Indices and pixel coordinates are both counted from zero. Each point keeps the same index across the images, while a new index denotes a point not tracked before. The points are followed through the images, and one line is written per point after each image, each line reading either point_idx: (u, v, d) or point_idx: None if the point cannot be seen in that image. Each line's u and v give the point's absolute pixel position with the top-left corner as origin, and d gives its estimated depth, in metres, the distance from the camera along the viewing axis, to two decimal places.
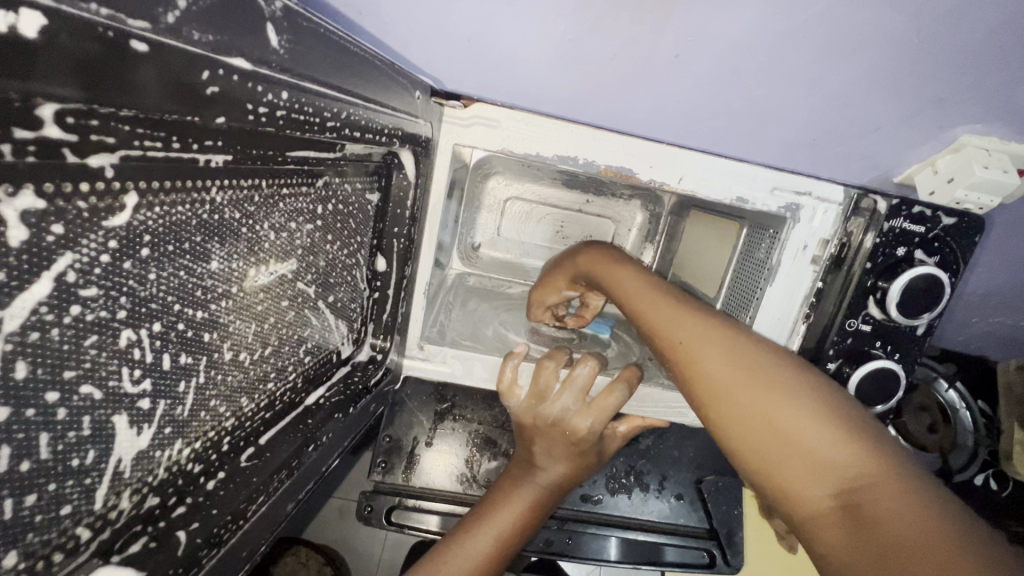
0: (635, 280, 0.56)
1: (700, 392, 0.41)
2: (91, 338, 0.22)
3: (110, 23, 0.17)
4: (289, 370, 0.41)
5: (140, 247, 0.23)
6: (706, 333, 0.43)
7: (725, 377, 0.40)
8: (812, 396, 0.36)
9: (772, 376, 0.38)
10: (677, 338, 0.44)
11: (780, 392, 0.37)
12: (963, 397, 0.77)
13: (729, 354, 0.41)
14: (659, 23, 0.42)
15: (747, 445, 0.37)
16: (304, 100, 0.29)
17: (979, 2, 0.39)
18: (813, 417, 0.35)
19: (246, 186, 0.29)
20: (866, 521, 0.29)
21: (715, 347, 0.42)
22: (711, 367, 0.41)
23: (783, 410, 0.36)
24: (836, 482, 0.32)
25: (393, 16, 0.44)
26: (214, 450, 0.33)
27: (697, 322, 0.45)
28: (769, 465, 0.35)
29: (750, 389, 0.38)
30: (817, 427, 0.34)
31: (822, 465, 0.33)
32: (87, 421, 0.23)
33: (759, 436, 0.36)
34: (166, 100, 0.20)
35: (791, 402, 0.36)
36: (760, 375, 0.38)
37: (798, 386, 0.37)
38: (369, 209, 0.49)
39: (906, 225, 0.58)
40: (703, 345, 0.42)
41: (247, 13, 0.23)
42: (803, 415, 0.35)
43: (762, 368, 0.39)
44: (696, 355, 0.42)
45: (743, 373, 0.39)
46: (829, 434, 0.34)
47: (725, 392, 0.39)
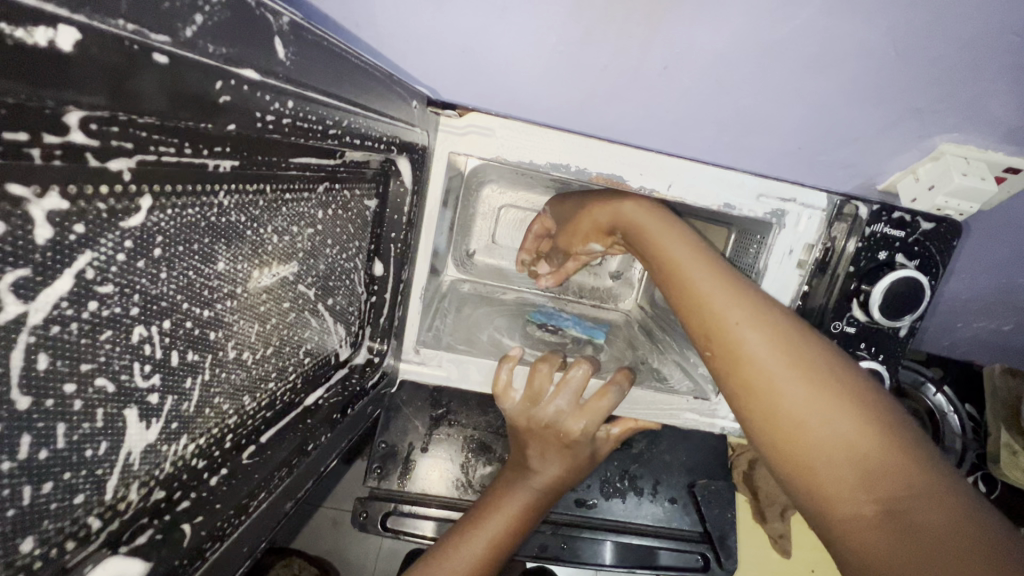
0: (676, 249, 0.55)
1: (741, 377, 0.41)
2: (105, 334, 0.23)
3: (135, 37, 0.18)
4: (289, 371, 0.42)
5: (153, 246, 0.24)
6: (756, 318, 0.42)
7: (771, 367, 0.39)
8: (861, 397, 0.36)
9: (823, 375, 0.38)
10: (724, 319, 0.44)
11: (831, 391, 0.36)
12: (951, 401, 0.81)
13: (779, 344, 0.40)
14: (647, 35, 0.44)
15: (790, 439, 0.37)
16: (307, 109, 0.30)
17: (950, 16, 0.41)
18: (862, 420, 0.34)
19: (251, 190, 0.31)
20: (910, 533, 0.29)
21: (763, 333, 0.41)
22: (758, 355, 0.40)
23: (831, 408, 0.36)
24: (881, 490, 0.31)
25: (390, 27, 0.46)
26: (217, 448, 0.34)
27: (745, 304, 0.44)
28: (808, 460, 0.35)
29: (801, 381, 0.38)
30: (866, 429, 0.34)
31: (868, 469, 0.33)
32: (99, 414, 0.24)
33: (802, 430, 0.36)
34: (182, 110, 0.21)
35: (841, 401, 0.36)
36: (809, 369, 0.38)
37: (847, 385, 0.37)
38: (367, 216, 0.50)
39: (886, 230, 0.60)
40: (751, 329, 0.42)
41: (258, 28, 0.25)
42: (852, 418, 0.35)
43: (813, 363, 0.38)
44: (744, 340, 0.41)
45: (794, 365, 0.39)
46: (876, 438, 0.33)
47: (771, 382, 0.39)
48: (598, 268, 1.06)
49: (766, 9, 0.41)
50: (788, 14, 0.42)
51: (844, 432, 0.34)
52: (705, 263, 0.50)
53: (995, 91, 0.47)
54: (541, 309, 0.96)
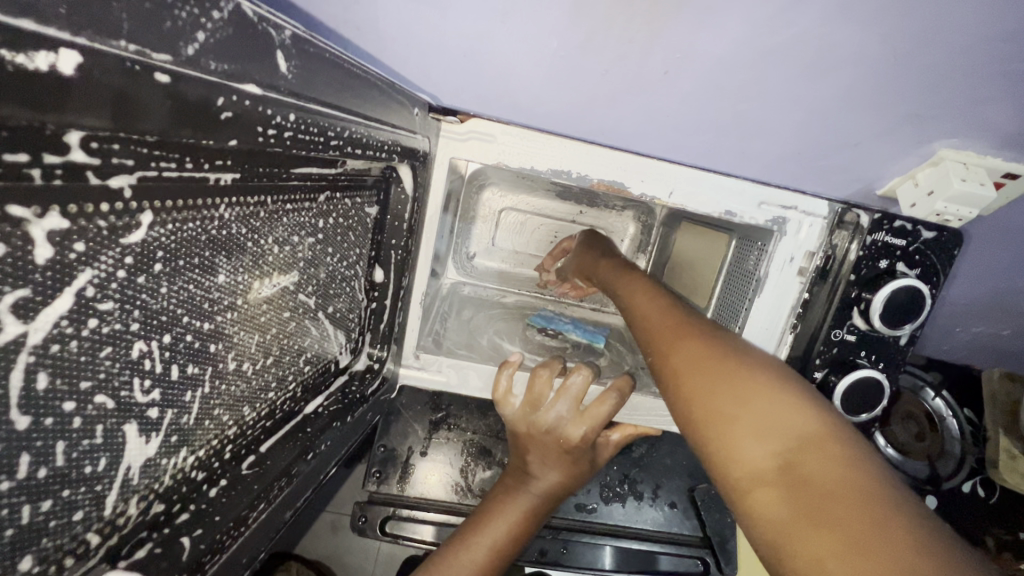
0: (638, 294, 0.57)
1: (669, 373, 0.42)
2: (105, 350, 0.23)
3: (136, 58, 0.18)
4: (289, 380, 0.42)
5: (153, 262, 0.24)
6: (691, 327, 0.45)
7: (695, 358, 0.41)
8: (775, 377, 0.37)
9: (741, 360, 0.39)
10: (665, 331, 0.46)
11: (746, 370, 0.37)
12: (950, 405, 0.79)
13: (705, 342, 0.42)
14: (648, 41, 0.44)
15: (706, 412, 0.37)
16: (309, 121, 0.30)
17: (950, 24, 0.41)
18: (771, 391, 0.35)
19: (252, 202, 0.31)
20: (806, 485, 0.29)
21: (694, 336, 0.43)
22: (686, 349, 0.42)
23: (741, 382, 0.36)
24: (783, 450, 0.31)
25: (391, 32, 0.46)
26: (217, 459, 0.34)
27: (683, 320, 0.46)
28: (716, 431, 0.35)
29: (718, 367, 0.39)
30: (775, 399, 0.34)
31: (772, 431, 0.33)
32: (99, 430, 0.23)
33: (713, 404, 0.36)
34: (183, 127, 0.21)
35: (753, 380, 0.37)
36: (730, 356, 0.39)
37: (765, 369, 0.38)
38: (368, 222, 0.50)
39: (887, 239, 0.60)
40: (684, 334, 0.44)
41: (259, 44, 0.25)
42: (763, 390, 0.35)
43: (731, 355, 0.40)
44: (677, 341, 0.44)
45: (714, 356, 0.40)
46: (779, 403, 0.34)
47: (694, 367, 0.40)
48: None
49: (763, 14, 0.41)
50: (789, 20, 0.42)
51: (755, 400, 0.35)
52: (657, 300, 0.53)
53: (994, 97, 0.47)
54: (541, 312, 0.96)
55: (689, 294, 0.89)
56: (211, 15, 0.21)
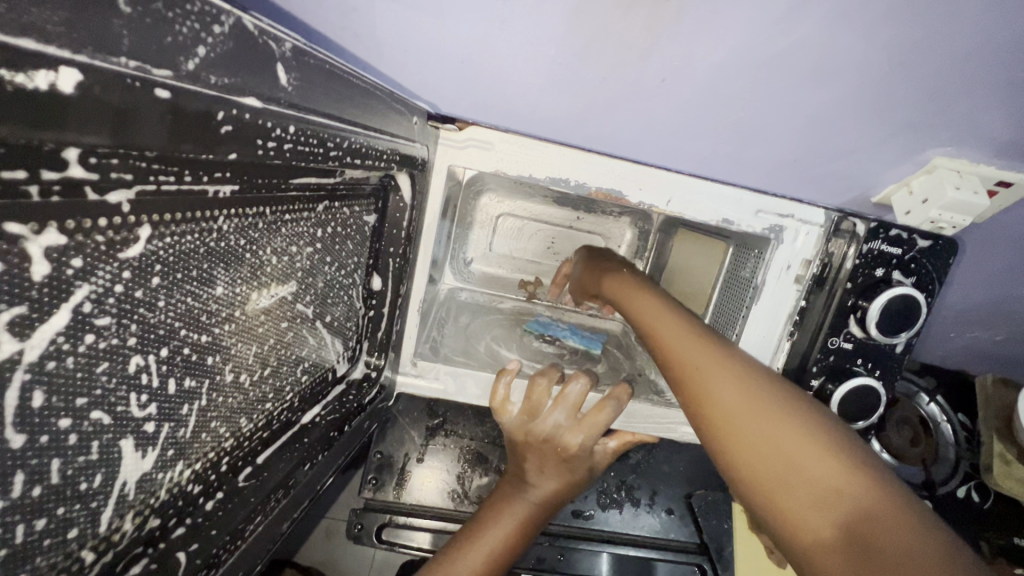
0: (651, 311, 0.56)
1: (705, 414, 0.41)
2: (102, 366, 0.22)
3: (137, 74, 0.18)
4: (286, 390, 0.41)
5: (151, 275, 0.24)
6: (717, 358, 0.43)
7: (731, 404, 0.39)
8: (817, 423, 0.35)
9: (778, 405, 0.37)
10: (689, 363, 0.45)
11: (786, 419, 0.36)
12: (944, 410, 0.79)
13: (736, 378, 0.41)
14: (646, 50, 0.44)
15: (755, 472, 0.35)
16: (309, 132, 0.30)
17: (944, 35, 0.42)
18: (815, 443, 0.33)
19: (251, 213, 0.30)
20: (868, 556, 0.27)
21: (722, 370, 0.42)
22: (720, 394, 0.40)
23: (785, 434, 0.35)
24: (839, 514, 0.30)
25: (389, 40, 0.46)
26: (214, 471, 0.33)
27: (706, 349, 0.45)
28: (765, 483, 0.34)
29: (756, 410, 0.38)
30: (821, 452, 0.33)
31: (825, 492, 0.31)
32: (94, 446, 0.23)
33: (758, 454, 0.35)
34: (183, 143, 0.21)
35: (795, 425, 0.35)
36: (766, 401, 0.38)
37: (804, 414, 0.36)
38: (366, 230, 0.49)
39: (883, 247, 0.60)
40: (711, 367, 0.43)
41: (260, 57, 0.25)
42: (806, 443, 0.34)
43: (766, 393, 0.39)
44: (707, 383, 0.42)
45: (750, 398, 0.39)
46: (826, 457, 0.32)
47: (732, 419, 0.38)
48: None
49: (759, 23, 0.42)
50: (785, 29, 0.42)
51: (800, 456, 0.33)
52: (672, 319, 0.52)
53: (986, 107, 0.47)
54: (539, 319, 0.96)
55: (687, 301, 0.89)
56: (211, 29, 0.21)
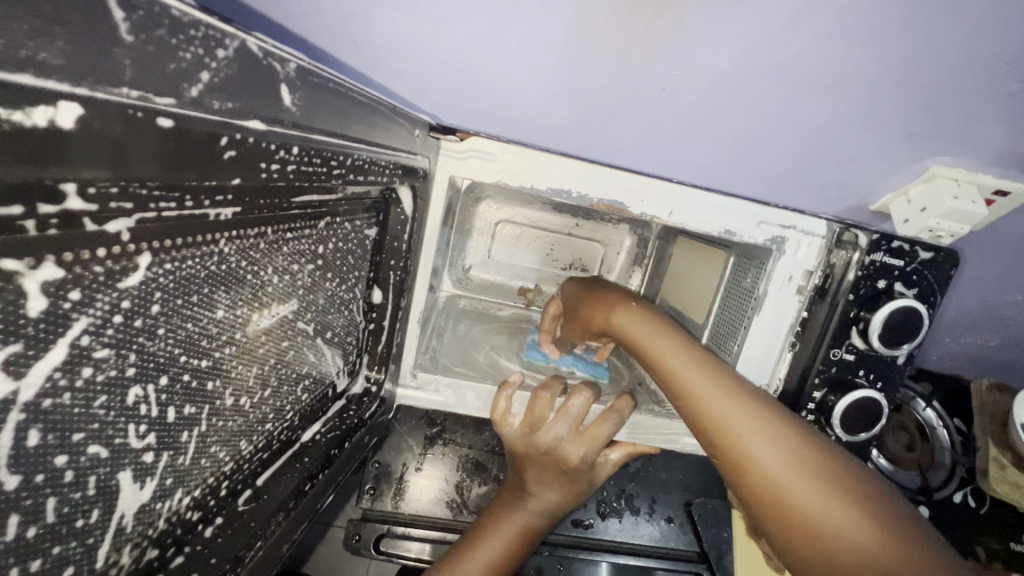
0: (655, 339, 0.53)
1: (744, 474, 0.39)
2: (100, 399, 0.22)
3: (139, 104, 0.17)
4: (286, 410, 0.40)
5: (151, 303, 0.23)
6: (750, 411, 0.42)
7: (763, 457, 0.39)
8: (847, 482, 0.37)
9: (810, 462, 0.38)
10: (710, 404, 0.43)
11: (821, 481, 0.36)
12: (940, 415, 0.79)
13: (777, 438, 0.39)
14: (647, 59, 0.44)
15: (795, 536, 0.36)
16: (314, 152, 0.29)
17: (942, 45, 0.42)
18: (856, 510, 0.35)
19: (252, 234, 0.30)
20: None
21: (760, 430, 0.40)
22: (749, 442, 0.40)
23: (823, 497, 0.36)
24: None
25: (390, 48, 0.45)
26: (213, 497, 0.32)
27: (736, 398, 0.43)
28: (827, 562, 0.34)
29: (798, 472, 0.37)
30: (865, 523, 0.34)
31: (872, 564, 0.32)
32: (91, 481, 0.22)
33: (803, 521, 0.35)
34: (186, 171, 0.20)
35: (850, 500, 0.35)
36: (798, 456, 0.38)
37: (835, 472, 0.37)
38: (367, 244, 0.49)
39: (885, 259, 0.60)
40: (746, 425, 0.41)
41: (264, 78, 0.24)
42: (847, 511, 0.35)
43: (812, 459, 0.38)
44: (734, 429, 0.41)
45: (789, 457, 0.38)
46: (865, 527, 0.34)
47: (767, 474, 0.38)
48: None
49: (763, 32, 0.41)
50: (787, 38, 0.42)
51: (843, 526, 0.34)
52: (685, 353, 0.49)
53: (984, 116, 0.48)
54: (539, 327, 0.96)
55: (686, 308, 0.88)
56: (215, 54, 0.21)
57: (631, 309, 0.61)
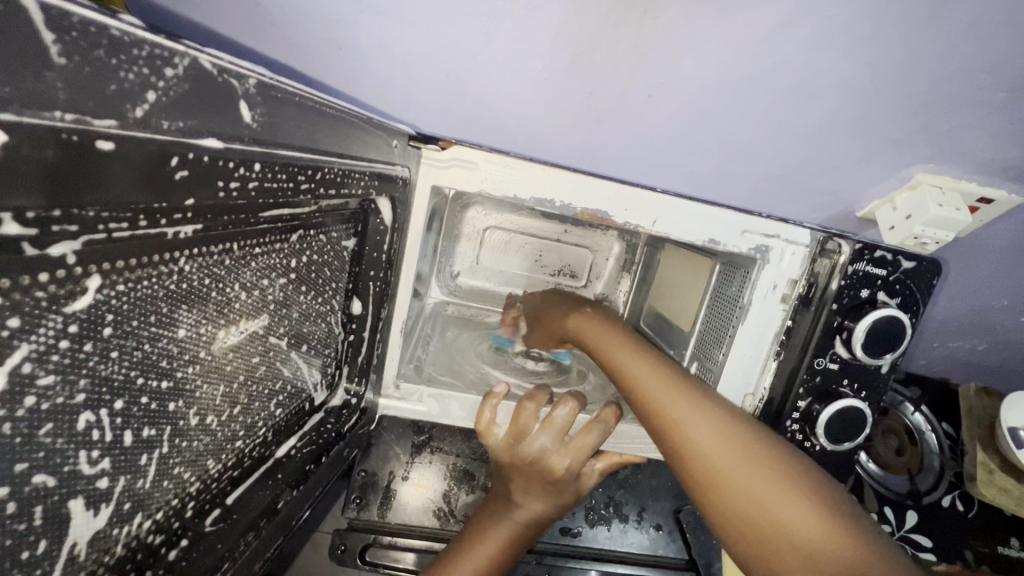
0: (642, 372, 0.50)
1: (680, 453, 0.42)
2: (46, 427, 0.21)
3: (75, 127, 0.17)
4: (258, 426, 0.40)
5: (102, 326, 0.23)
6: (690, 400, 0.45)
7: (691, 429, 0.42)
8: (767, 450, 0.40)
9: (733, 434, 0.41)
10: (653, 394, 0.47)
11: (742, 450, 0.40)
12: (929, 419, 0.78)
13: (705, 420, 0.42)
14: (630, 67, 0.44)
15: (719, 500, 0.38)
16: (278, 168, 0.29)
17: (928, 55, 0.43)
18: (768, 471, 0.38)
19: (216, 250, 0.29)
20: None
21: (700, 419, 0.43)
22: (683, 420, 0.43)
23: (740, 462, 0.39)
24: (796, 542, 0.33)
25: (368, 49, 0.44)
26: (177, 518, 0.32)
27: (746, 452, 0.39)
28: (742, 519, 0.36)
29: (723, 442, 0.40)
30: (773, 480, 0.37)
31: (779, 518, 0.35)
32: (38, 511, 0.22)
33: (724, 484, 0.38)
34: (131, 193, 0.20)
35: (784, 479, 0.37)
36: (721, 430, 0.41)
37: (755, 442, 0.40)
38: (345, 255, 0.48)
39: (868, 269, 0.60)
40: (694, 419, 0.43)
41: (221, 96, 0.23)
42: (761, 474, 0.37)
43: (773, 467, 0.38)
44: (669, 409, 0.44)
45: (716, 429, 0.41)
46: (777, 485, 0.36)
47: (694, 445, 0.41)
48: (583, 290, 1.09)
49: (744, 41, 0.42)
50: (768, 49, 0.42)
51: (756, 486, 0.37)
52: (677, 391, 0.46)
53: (966, 124, 0.48)
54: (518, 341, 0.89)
55: (674, 315, 0.88)
56: (163, 73, 0.20)
57: (597, 324, 0.64)
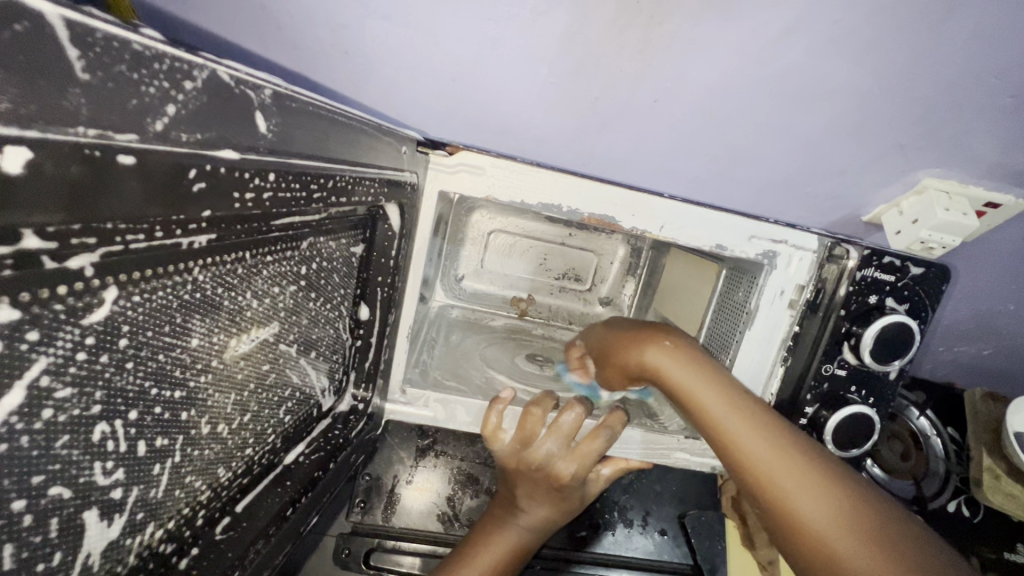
0: (729, 417, 0.44)
1: (758, 491, 0.40)
2: (63, 439, 0.21)
3: (96, 142, 0.17)
4: (268, 433, 0.40)
5: (118, 337, 0.23)
6: (761, 432, 0.42)
7: (769, 467, 0.40)
8: (852, 495, 0.37)
9: (813, 475, 0.38)
10: (719, 421, 0.45)
11: (823, 493, 0.37)
12: (934, 424, 0.77)
13: (781, 457, 0.40)
14: (637, 72, 0.44)
15: (805, 551, 0.36)
16: (291, 177, 0.29)
17: (934, 60, 0.42)
18: (853, 519, 0.35)
19: (229, 259, 0.29)
20: None
21: (777, 454, 0.40)
22: (758, 456, 0.41)
23: (822, 508, 0.36)
24: None
25: (378, 55, 0.44)
26: (188, 527, 0.32)
27: (827, 495, 0.37)
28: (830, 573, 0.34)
29: (804, 484, 0.38)
30: (858, 533, 0.34)
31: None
32: (53, 523, 0.22)
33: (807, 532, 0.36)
34: (149, 206, 0.20)
35: (873, 532, 0.34)
36: (798, 469, 0.39)
37: (839, 485, 0.38)
38: (353, 262, 0.48)
39: (877, 275, 0.59)
40: (769, 454, 0.41)
41: (238, 108, 0.23)
42: (845, 524, 0.35)
43: (859, 515, 0.35)
44: (740, 442, 0.42)
45: (793, 468, 0.39)
46: (863, 539, 0.34)
47: (771, 485, 0.39)
48: (588, 294, 1.08)
49: (751, 46, 0.41)
50: (776, 54, 0.42)
51: (840, 537, 0.35)
52: (777, 445, 0.41)
53: (976, 129, 0.48)
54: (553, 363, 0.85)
55: (679, 320, 0.88)
56: (182, 87, 0.20)
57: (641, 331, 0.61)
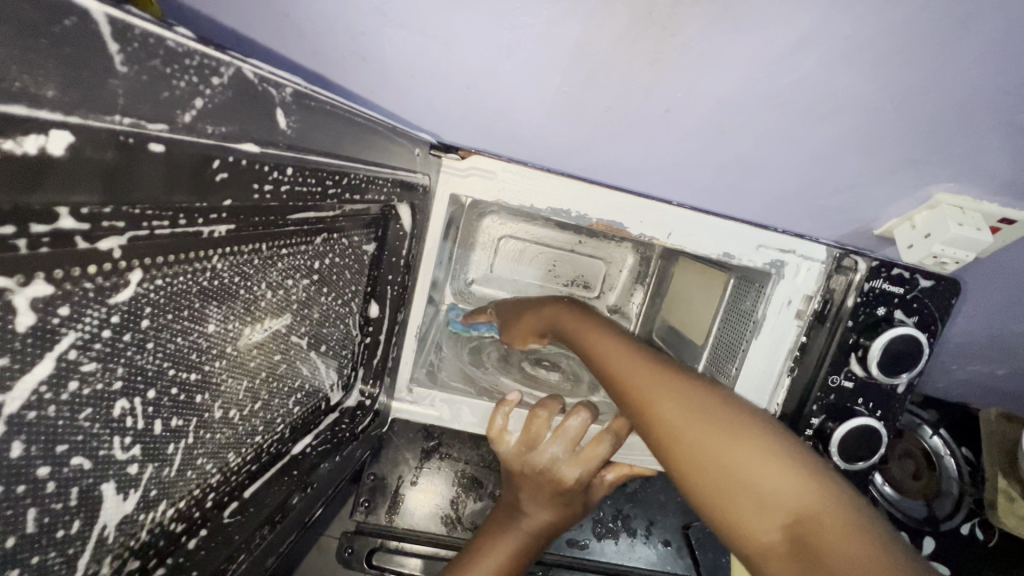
0: (653, 389, 0.48)
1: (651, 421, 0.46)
2: (85, 412, 0.22)
3: (130, 130, 0.18)
4: (277, 422, 0.41)
5: (140, 318, 0.24)
6: (653, 377, 0.49)
7: (657, 399, 0.46)
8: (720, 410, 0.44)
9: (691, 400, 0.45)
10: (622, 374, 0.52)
11: (696, 411, 0.44)
12: (947, 443, 0.77)
13: (665, 391, 0.47)
14: (648, 82, 0.45)
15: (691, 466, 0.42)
16: (308, 172, 0.30)
17: (948, 75, 0.43)
18: (720, 426, 0.42)
19: (247, 250, 0.30)
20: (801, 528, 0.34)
21: (662, 389, 0.47)
22: (649, 394, 0.47)
23: (698, 423, 0.43)
24: (771, 497, 0.36)
25: (394, 60, 0.46)
26: (198, 508, 0.33)
27: (704, 414, 0.43)
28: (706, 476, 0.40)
29: (681, 406, 0.45)
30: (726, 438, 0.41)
31: (739, 473, 0.39)
32: (73, 492, 0.23)
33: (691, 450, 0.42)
34: (175, 192, 0.21)
35: (733, 433, 0.41)
36: (680, 397, 0.46)
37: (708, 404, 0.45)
38: (365, 259, 0.49)
39: (885, 286, 0.60)
40: (655, 391, 0.47)
41: (261, 105, 0.25)
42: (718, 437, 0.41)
43: (729, 424, 0.42)
44: (635, 387, 0.49)
45: (677, 396, 0.46)
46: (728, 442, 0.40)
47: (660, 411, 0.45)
48: (596, 301, 1.09)
49: (760, 59, 0.42)
50: (786, 67, 0.43)
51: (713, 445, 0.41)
52: (663, 383, 0.48)
53: (986, 144, 0.48)
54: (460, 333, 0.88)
55: (687, 329, 0.88)
56: (210, 82, 0.22)
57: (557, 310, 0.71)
